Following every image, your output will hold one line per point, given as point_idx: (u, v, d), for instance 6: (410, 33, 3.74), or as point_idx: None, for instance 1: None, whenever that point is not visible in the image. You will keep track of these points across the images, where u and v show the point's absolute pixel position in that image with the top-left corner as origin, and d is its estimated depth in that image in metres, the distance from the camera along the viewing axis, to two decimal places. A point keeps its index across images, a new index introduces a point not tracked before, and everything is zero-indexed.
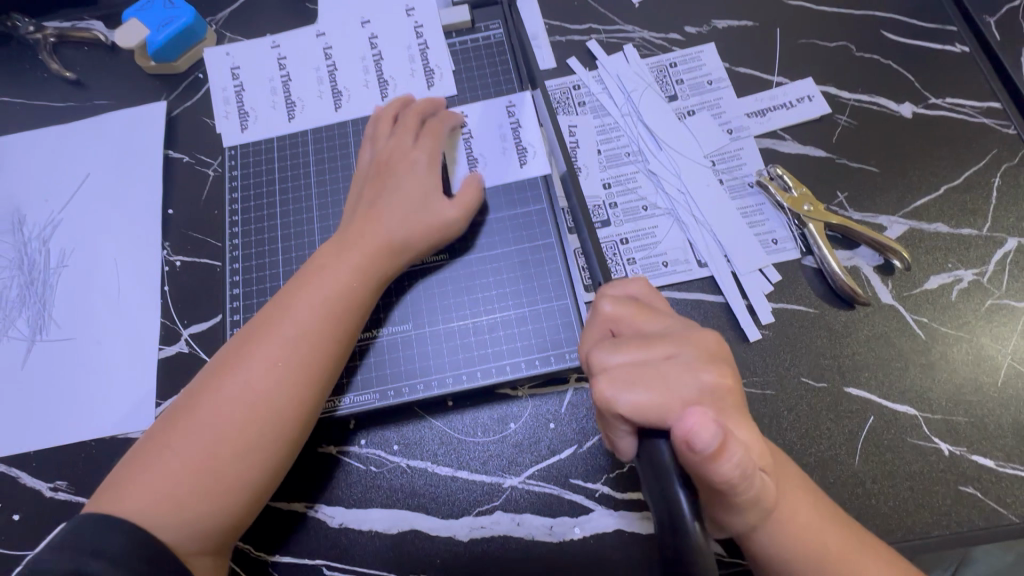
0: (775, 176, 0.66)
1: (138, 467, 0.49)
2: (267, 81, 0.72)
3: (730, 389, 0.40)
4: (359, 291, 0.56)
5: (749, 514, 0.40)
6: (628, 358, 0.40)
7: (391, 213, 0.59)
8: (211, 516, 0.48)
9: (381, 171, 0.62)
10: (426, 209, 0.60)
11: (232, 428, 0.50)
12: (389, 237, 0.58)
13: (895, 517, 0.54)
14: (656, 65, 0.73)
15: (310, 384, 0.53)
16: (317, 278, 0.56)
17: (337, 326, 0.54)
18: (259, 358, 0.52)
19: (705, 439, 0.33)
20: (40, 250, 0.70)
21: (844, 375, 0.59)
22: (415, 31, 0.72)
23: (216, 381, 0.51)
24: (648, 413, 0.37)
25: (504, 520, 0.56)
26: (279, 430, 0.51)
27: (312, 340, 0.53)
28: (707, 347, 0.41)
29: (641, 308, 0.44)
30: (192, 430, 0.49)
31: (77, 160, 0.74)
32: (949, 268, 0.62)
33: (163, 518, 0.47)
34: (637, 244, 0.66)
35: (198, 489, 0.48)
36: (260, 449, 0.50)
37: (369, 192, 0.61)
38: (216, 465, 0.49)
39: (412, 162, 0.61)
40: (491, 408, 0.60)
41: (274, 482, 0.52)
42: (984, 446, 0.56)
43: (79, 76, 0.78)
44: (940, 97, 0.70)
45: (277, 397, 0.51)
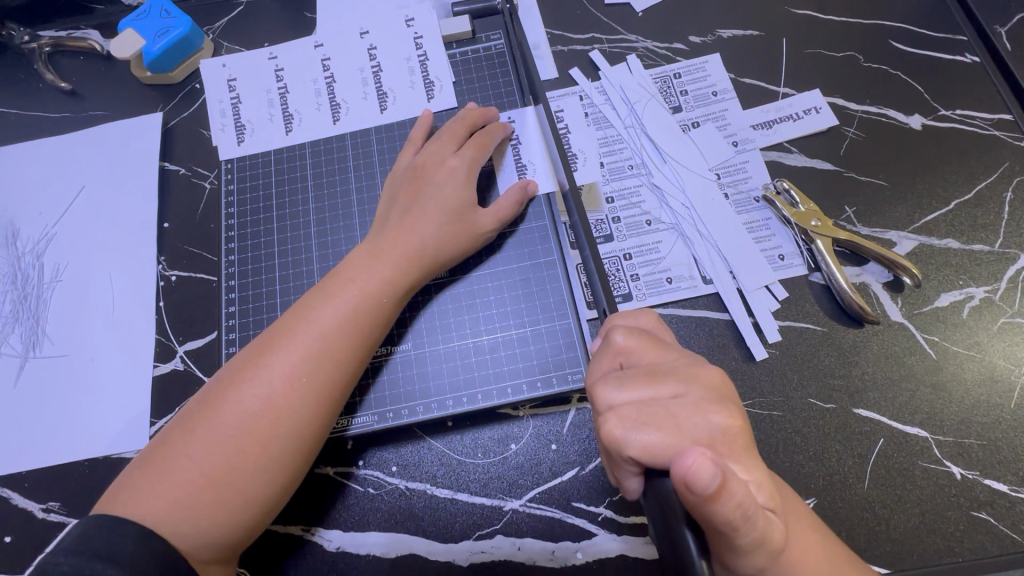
0: (782, 191, 0.65)
1: (151, 472, 0.47)
2: (264, 93, 0.71)
3: (739, 429, 0.39)
4: (382, 302, 0.55)
5: (756, 555, 0.37)
6: (634, 395, 0.40)
7: (425, 222, 0.58)
8: (224, 529, 0.47)
9: (417, 175, 0.60)
10: (459, 220, 0.59)
11: (247, 439, 0.48)
12: (422, 248, 0.57)
13: (906, 543, 0.53)
14: (660, 76, 0.72)
15: (329, 399, 0.51)
16: (344, 286, 0.54)
17: (360, 340, 0.53)
18: (281, 368, 0.50)
19: (705, 478, 0.31)
20: (33, 265, 0.69)
21: (853, 396, 0.58)
22: (415, 41, 0.71)
23: (235, 388, 0.50)
24: (656, 456, 0.36)
25: (505, 544, 0.55)
26: (297, 445, 0.50)
27: (334, 353, 0.52)
28: (714, 384, 0.40)
29: (650, 340, 0.43)
30: (207, 437, 0.48)
31: (72, 173, 0.73)
32: (960, 285, 0.61)
33: (175, 528, 0.45)
34: (641, 260, 0.64)
35: (212, 500, 0.46)
36: (279, 462, 0.49)
37: (404, 197, 0.60)
38: (233, 475, 0.47)
39: (452, 170, 0.60)
40: (492, 429, 0.59)
41: (286, 496, 0.51)
42: (997, 470, 0.55)
43: (74, 86, 0.77)
44: (951, 109, 0.69)
45: (299, 409, 0.50)
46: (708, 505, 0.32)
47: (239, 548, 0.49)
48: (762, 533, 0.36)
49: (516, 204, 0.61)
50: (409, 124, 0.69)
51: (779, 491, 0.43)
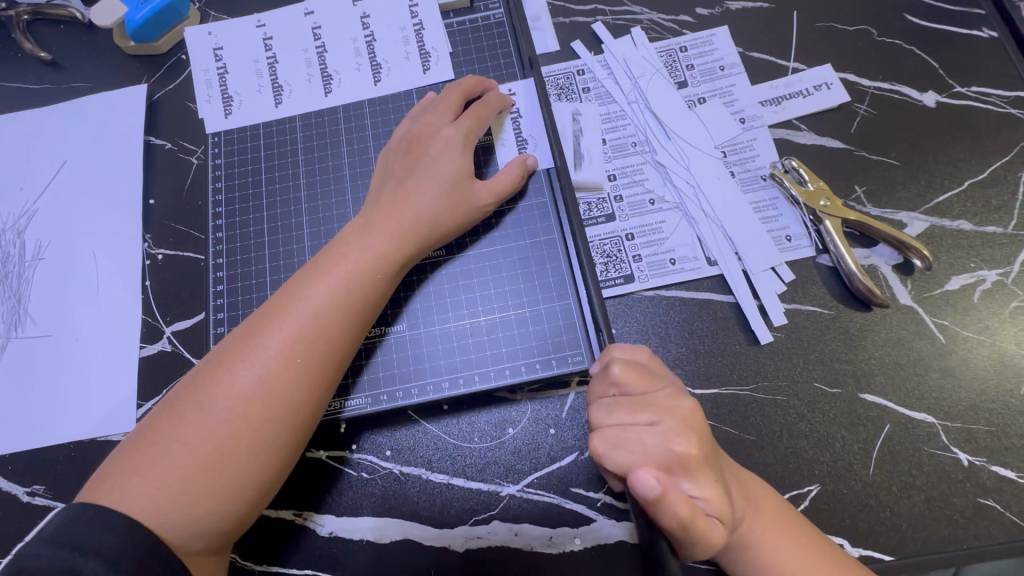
0: (790, 169, 0.63)
1: (139, 458, 0.45)
2: (252, 63, 0.68)
3: (701, 454, 0.41)
4: (376, 281, 0.53)
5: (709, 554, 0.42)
6: (614, 420, 0.43)
7: (420, 196, 0.55)
8: (216, 515, 0.45)
9: (412, 147, 0.58)
10: (455, 192, 0.56)
11: (239, 422, 0.46)
12: (417, 223, 0.55)
13: (908, 530, 0.52)
14: (665, 49, 0.69)
15: (322, 381, 0.50)
16: (337, 263, 0.52)
17: (355, 319, 0.51)
18: (271, 349, 0.48)
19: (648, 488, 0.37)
20: (14, 242, 0.66)
21: (860, 381, 0.56)
22: (410, 10, 0.68)
23: (224, 370, 0.48)
24: (624, 474, 0.40)
25: (502, 530, 0.54)
26: (290, 428, 0.48)
27: (327, 332, 0.50)
28: (686, 413, 0.42)
29: (643, 374, 0.44)
30: (197, 422, 0.46)
31: (53, 147, 0.70)
32: (972, 268, 0.59)
33: (167, 514, 0.44)
34: (644, 240, 0.62)
35: (203, 486, 0.45)
36: (272, 446, 0.47)
37: (398, 170, 0.57)
38: (225, 460, 0.46)
39: (447, 140, 0.57)
40: (488, 412, 0.57)
41: (281, 480, 0.49)
42: (1004, 457, 0.53)
43: (54, 56, 0.73)
44: (966, 85, 0.66)
45: (292, 391, 0.48)
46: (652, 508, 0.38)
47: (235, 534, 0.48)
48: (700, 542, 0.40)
49: (515, 178, 0.59)
50: (404, 97, 0.66)
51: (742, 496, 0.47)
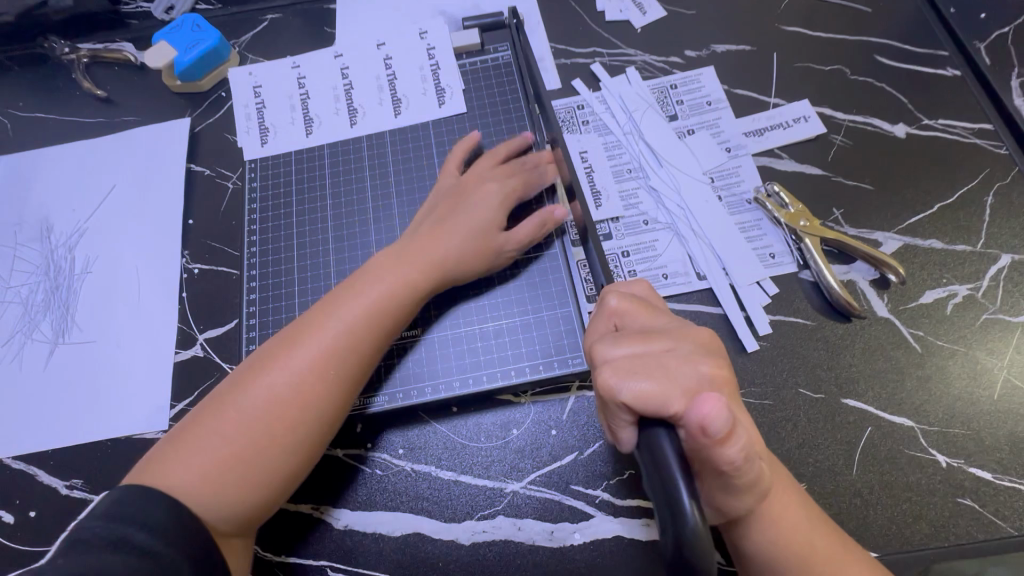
0: (773, 193, 0.68)
1: (180, 448, 0.50)
2: (286, 98, 0.76)
3: (725, 378, 0.43)
4: (406, 301, 0.58)
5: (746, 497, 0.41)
6: (629, 350, 0.43)
7: (453, 238, 0.61)
8: (242, 506, 0.50)
9: (457, 194, 0.65)
10: (482, 238, 0.62)
11: (274, 421, 0.51)
12: (445, 257, 0.60)
13: (891, 527, 0.55)
14: (657, 87, 0.76)
15: (351, 389, 0.55)
16: (373, 283, 0.58)
17: (376, 338, 0.56)
18: (303, 361, 0.53)
19: (717, 422, 0.37)
20: (66, 257, 0.73)
21: (842, 387, 0.60)
22: (427, 52, 0.76)
23: (264, 373, 0.53)
24: (648, 402, 0.39)
25: (506, 525, 0.57)
26: (313, 434, 0.53)
27: (354, 350, 0.55)
28: (702, 340, 0.45)
29: (643, 305, 0.48)
30: (231, 421, 0.51)
31: (104, 173, 0.78)
32: (944, 283, 0.64)
33: (201, 500, 0.48)
34: (639, 257, 0.68)
35: (233, 476, 0.49)
36: (301, 445, 0.52)
37: (440, 210, 0.64)
38: (257, 454, 0.50)
39: (487, 193, 0.64)
40: (494, 413, 0.61)
41: (303, 477, 0.54)
42: (980, 459, 0.57)
43: (109, 94, 0.82)
44: (933, 118, 0.72)
45: (325, 396, 0.53)
46: (716, 447, 0.37)
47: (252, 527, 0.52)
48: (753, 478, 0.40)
49: (536, 229, 0.63)
50: (421, 127, 0.73)
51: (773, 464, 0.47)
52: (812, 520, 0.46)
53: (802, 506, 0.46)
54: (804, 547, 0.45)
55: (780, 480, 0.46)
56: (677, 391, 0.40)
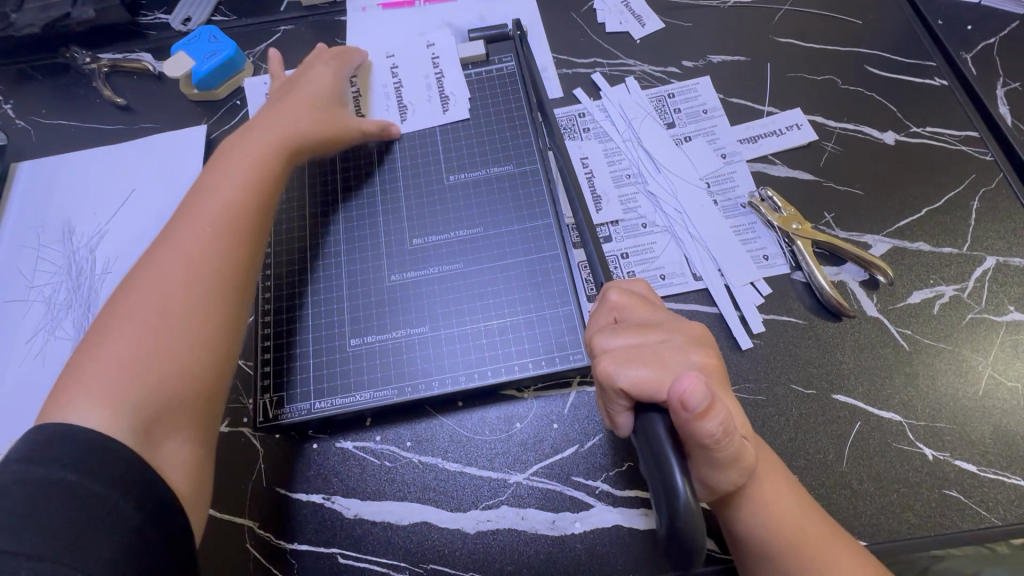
0: (766, 198, 0.71)
1: (73, 378, 0.50)
2: None
3: (714, 368, 0.46)
4: (188, 210, 0.60)
5: (733, 475, 0.43)
6: (626, 341, 0.47)
7: (288, 115, 0.69)
8: (162, 392, 0.50)
9: (281, 91, 0.73)
10: (318, 108, 0.71)
11: (158, 317, 0.53)
12: (290, 139, 0.68)
13: (879, 517, 0.57)
14: (656, 95, 0.79)
15: (230, 266, 0.58)
16: (182, 207, 0.61)
17: (250, 221, 0.61)
18: (172, 262, 0.56)
19: (698, 398, 0.39)
20: (87, 258, 0.76)
21: (832, 383, 0.62)
22: (432, 62, 0.80)
23: (135, 292, 0.54)
24: (643, 387, 0.42)
25: (510, 514, 0.60)
26: (212, 309, 0.55)
27: (229, 224, 0.59)
28: (694, 333, 0.48)
29: (643, 301, 0.51)
30: (125, 330, 0.52)
31: (124, 178, 0.81)
32: (931, 284, 0.66)
33: (113, 400, 0.48)
34: (637, 258, 0.70)
35: (140, 371, 0.50)
36: (194, 328, 0.54)
37: (271, 104, 0.72)
38: (151, 351, 0.51)
39: (307, 71, 0.74)
40: (498, 408, 0.64)
41: (215, 364, 0.54)
42: (965, 452, 0.59)
43: (128, 102, 0.86)
44: (921, 126, 0.75)
45: (204, 280, 0.56)
46: (696, 422, 0.39)
47: (187, 422, 0.52)
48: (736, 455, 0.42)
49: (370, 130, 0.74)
50: (428, 133, 0.76)
51: (764, 452, 0.50)
52: (801, 503, 0.49)
53: (793, 491, 0.49)
54: (792, 532, 0.47)
55: (769, 465, 0.49)
56: (670, 377, 0.43)
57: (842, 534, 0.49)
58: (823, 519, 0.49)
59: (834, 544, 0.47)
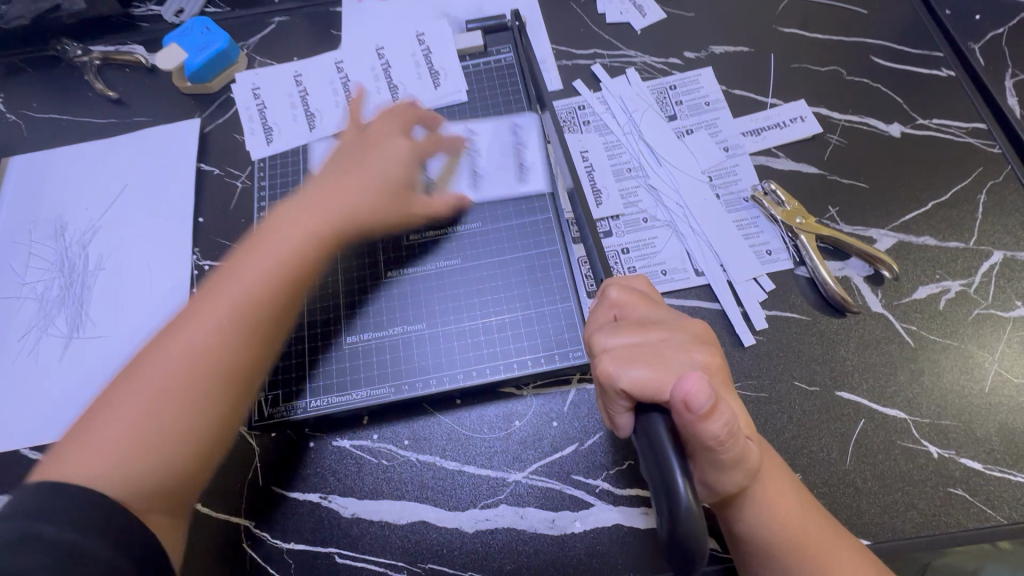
0: (769, 191, 0.70)
1: (86, 425, 0.49)
2: (286, 97, 0.78)
3: (718, 366, 0.45)
4: (234, 267, 0.58)
5: (735, 476, 0.42)
6: (626, 339, 0.45)
7: (365, 185, 0.65)
8: (167, 464, 0.48)
9: (359, 143, 0.68)
10: (386, 178, 0.65)
11: (180, 382, 0.51)
12: (352, 212, 0.63)
13: (884, 515, 0.56)
14: (656, 87, 0.78)
15: (258, 342, 0.55)
16: (266, 244, 0.59)
17: (284, 284, 0.57)
18: (205, 328, 0.53)
19: (700, 398, 0.38)
20: (79, 255, 0.75)
21: (836, 380, 0.61)
22: (416, 39, 0.79)
23: (166, 348, 0.52)
24: (644, 388, 0.41)
25: (508, 513, 0.59)
26: (230, 377, 0.53)
27: (259, 293, 0.56)
28: (697, 330, 0.47)
29: (643, 297, 0.50)
30: (144, 389, 0.50)
31: (116, 173, 0.80)
32: (937, 279, 0.65)
33: (118, 462, 0.47)
34: (638, 254, 0.69)
35: (150, 437, 0.48)
36: (211, 400, 0.51)
37: (344, 160, 0.67)
38: (166, 416, 0.49)
39: (385, 136, 0.68)
40: (496, 406, 0.63)
41: (224, 434, 0.53)
42: (971, 450, 0.58)
43: (121, 95, 0.84)
44: (927, 117, 0.74)
45: (229, 349, 0.53)
46: (700, 423, 0.38)
47: (187, 491, 0.50)
48: (741, 456, 0.41)
49: (449, 204, 0.68)
50: None
51: (771, 456, 0.48)
52: (804, 508, 0.47)
53: (799, 497, 0.48)
54: (795, 538, 0.46)
55: (776, 469, 0.48)
56: (671, 377, 0.42)
57: (849, 539, 0.48)
58: (829, 526, 0.48)
59: (838, 551, 0.46)
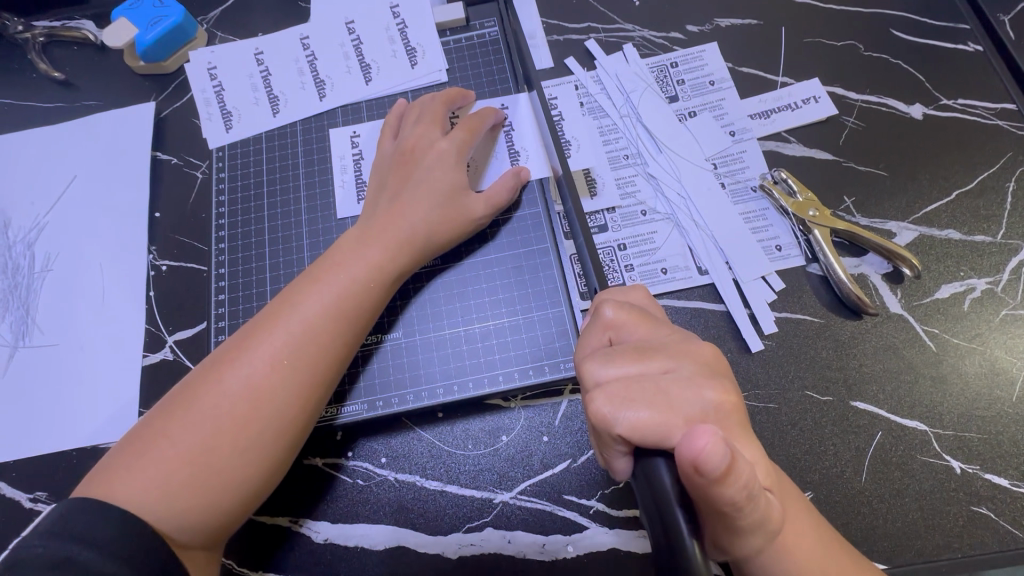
0: (779, 180, 0.64)
1: (136, 449, 0.45)
2: (246, 77, 0.71)
3: (732, 405, 0.39)
4: (306, 290, 0.52)
5: (757, 536, 0.37)
6: (623, 371, 0.40)
7: (416, 205, 0.57)
8: (212, 510, 0.45)
9: (405, 157, 0.59)
10: (451, 200, 0.58)
11: (228, 421, 0.46)
12: (413, 234, 0.56)
13: (903, 537, 0.52)
14: (656, 65, 0.71)
15: (317, 383, 0.49)
16: (334, 270, 0.53)
17: (345, 324, 0.51)
18: (261, 359, 0.48)
19: (716, 458, 0.31)
20: (24, 254, 0.69)
21: (850, 389, 0.56)
22: (391, 11, 0.71)
23: (217, 374, 0.48)
24: (645, 434, 0.36)
25: (495, 537, 0.54)
26: (283, 425, 0.48)
27: (322, 335, 0.50)
28: (706, 359, 0.41)
29: (641, 316, 0.44)
30: (192, 419, 0.46)
31: (64, 163, 0.72)
32: (961, 276, 0.60)
33: (162, 502, 0.43)
34: (635, 250, 0.63)
35: (198, 482, 0.44)
36: (260, 448, 0.47)
37: (392, 180, 0.59)
38: (214, 458, 0.45)
39: (441, 151, 0.59)
40: (481, 420, 0.58)
41: (269, 484, 0.48)
42: (997, 465, 0.54)
43: (68, 76, 0.76)
44: (952, 98, 0.67)
45: (283, 390, 0.48)
46: (714, 487, 0.32)
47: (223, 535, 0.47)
48: (762, 514, 0.36)
49: (510, 189, 0.60)
50: None
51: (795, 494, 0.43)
52: (829, 553, 0.41)
53: (828, 541, 0.42)
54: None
55: (800, 512, 0.42)
56: (676, 421, 0.37)
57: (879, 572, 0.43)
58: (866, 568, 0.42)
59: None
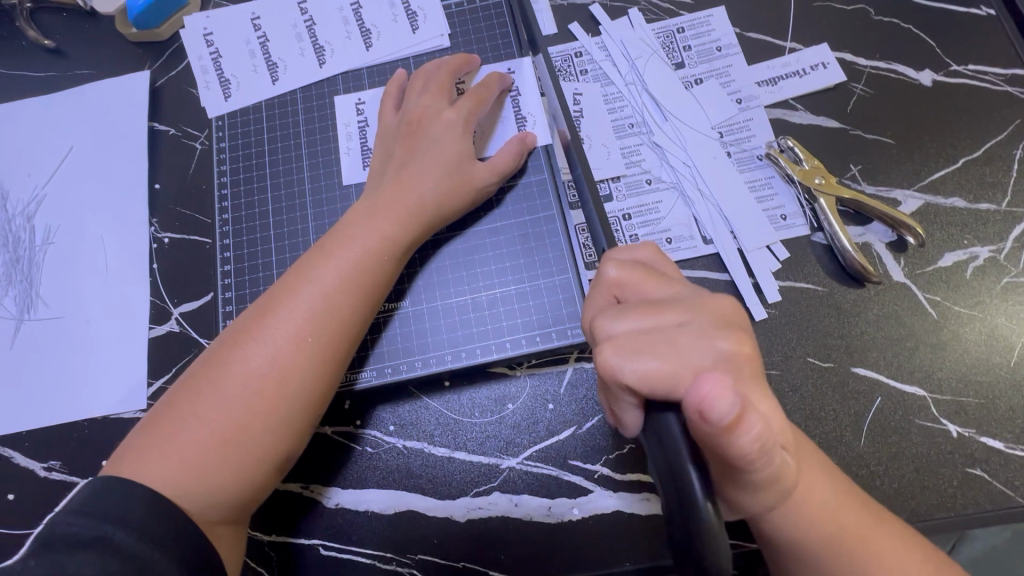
0: (786, 148, 0.63)
1: (163, 429, 0.45)
2: (243, 44, 0.70)
3: (746, 354, 0.39)
4: (318, 266, 0.51)
5: (767, 491, 0.38)
6: (634, 324, 0.39)
7: (424, 176, 0.56)
8: (241, 484, 0.46)
9: (412, 128, 0.58)
10: (460, 171, 0.57)
11: (251, 397, 0.46)
12: (422, 205, 0.55)
13: (899, 498, 0.53)
14: (663, 30, 0.69)
15: (336, 357, 0.50)
16: (345, 244, 0.53)
17: (362, 297, 0.52)
18: (279, 335, 0.48)
19: (723, 406, 0.32)
20: (24, 228, 0.68)
21: (852, 356, 0.57)
22: None
23: (236, 351, 0.48)
24: (655, 386, 0.36)
25: (502, 501, 0.56)
26: (307, 399, 0.48)
27: (338, 309, 0.50)
28: (719, 312, 0.40)
29: (647, 272, 0.43)
30: (216, 396, 0.46)
31: (61, 133, 0.71)
32: (965, 245, 0.60)
33: (192, 478, 0.44)
34: (640, 219, 0.63)
35: (227, 458, 0.45)
36: (283, 422, 0.47)
37: (399, 150, 0.58)
38: (239, 434, 0.46)
39: (448, 121, 0.58)
40: (488, 388, 0.59)
41: (294, 455, 0.49)
42: (992, 428, 0.55)
43: (58, 44, 0.74)
44: (962, 63, 0.66)
45: (303, 366, 0.48)
46: (723, 435, 0.33)
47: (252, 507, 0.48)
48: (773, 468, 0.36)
49: (515, 156, 0.60)
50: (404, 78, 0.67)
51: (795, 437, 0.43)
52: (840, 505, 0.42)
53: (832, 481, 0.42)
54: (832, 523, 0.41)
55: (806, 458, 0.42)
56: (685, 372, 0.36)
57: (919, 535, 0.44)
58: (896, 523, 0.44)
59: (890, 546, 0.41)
